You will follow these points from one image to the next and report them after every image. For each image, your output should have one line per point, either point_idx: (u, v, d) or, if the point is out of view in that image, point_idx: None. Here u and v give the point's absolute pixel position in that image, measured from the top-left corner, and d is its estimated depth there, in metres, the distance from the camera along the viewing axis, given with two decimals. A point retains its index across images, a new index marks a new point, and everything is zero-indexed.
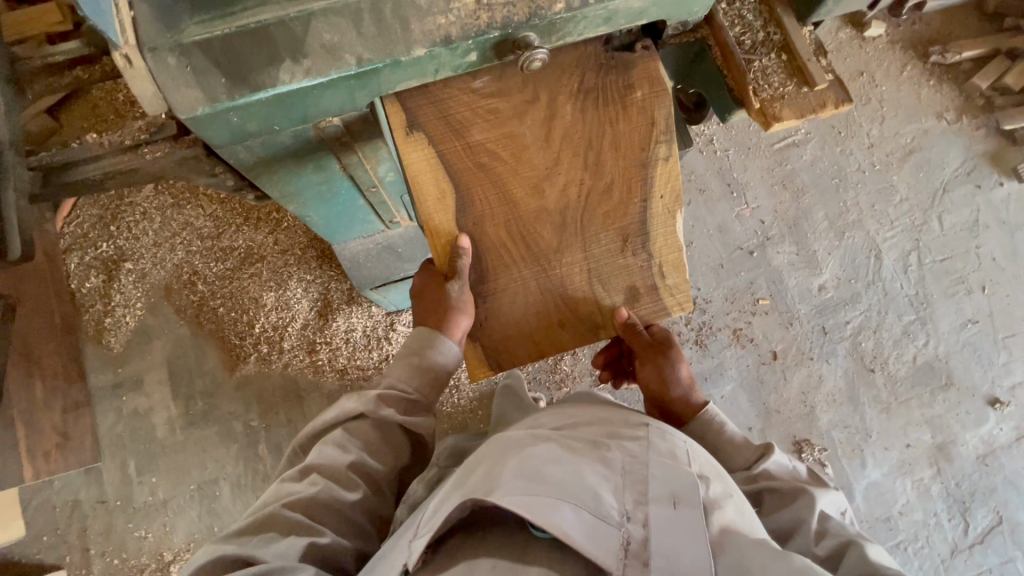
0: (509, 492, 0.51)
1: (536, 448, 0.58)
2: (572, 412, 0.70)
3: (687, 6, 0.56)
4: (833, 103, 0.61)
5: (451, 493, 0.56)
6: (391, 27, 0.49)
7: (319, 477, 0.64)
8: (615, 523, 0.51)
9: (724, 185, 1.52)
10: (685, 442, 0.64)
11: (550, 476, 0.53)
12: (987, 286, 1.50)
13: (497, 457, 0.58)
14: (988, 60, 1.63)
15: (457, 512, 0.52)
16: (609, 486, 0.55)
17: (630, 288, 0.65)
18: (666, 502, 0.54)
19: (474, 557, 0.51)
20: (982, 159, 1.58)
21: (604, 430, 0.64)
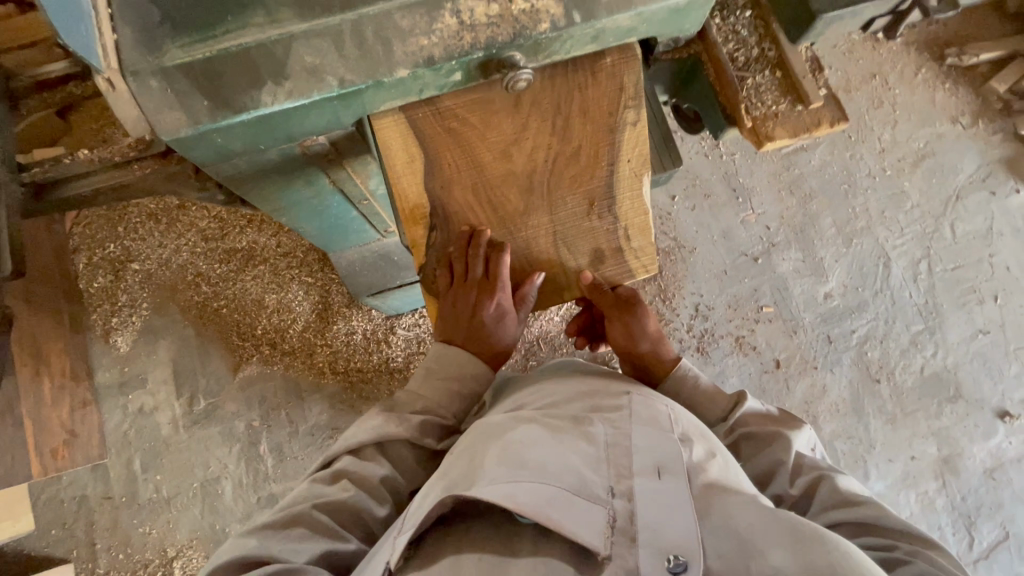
0: (490, 482, 0.51)
1: (520, 429, 0.58)
2: (552, 389, 0.67)
3: (678, 22, 0.54)
4: (828, 122, 0.60)
5: (434, 486, 0.56)
6: (374, 48, 0.48)
7: (351, 483, 0.60)
8: (601, 500, 0.52)
9: (729, 190, 1.50)
10: (667, 408, 0.63)
11: (530, 460, 0.53)
12: (999, 296, 1.46)
13: (479, 444, 0.57)
14: (1006, 63, 1.58)
15: (438, 509, 0.52)
16: (592, 463, 0.55)
17: (595, 251, 0.64)
18: (650, 473, 0.54)
19: (459, 555, 0.51)
20: (998, 164, 1.54)
21: (587, 404, 0.63)
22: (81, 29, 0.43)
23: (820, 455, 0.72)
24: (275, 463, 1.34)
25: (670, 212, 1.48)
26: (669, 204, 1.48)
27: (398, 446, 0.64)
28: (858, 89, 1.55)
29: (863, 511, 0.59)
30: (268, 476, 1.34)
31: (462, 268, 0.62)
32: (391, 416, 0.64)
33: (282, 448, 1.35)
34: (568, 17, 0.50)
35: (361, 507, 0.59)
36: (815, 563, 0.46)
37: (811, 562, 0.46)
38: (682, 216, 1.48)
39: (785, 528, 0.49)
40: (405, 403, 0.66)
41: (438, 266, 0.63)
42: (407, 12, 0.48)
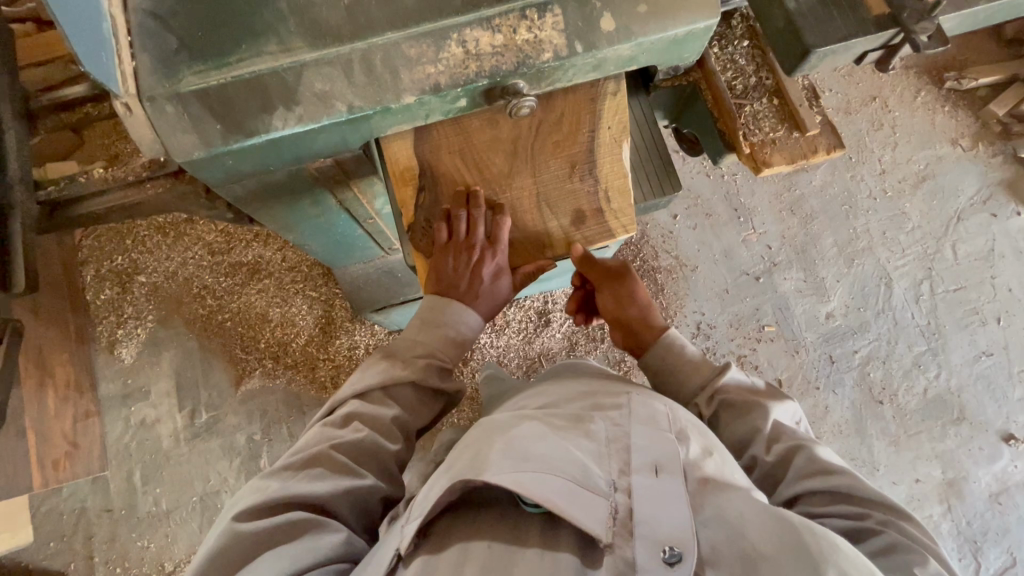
0: (498, 471, 0.51)
1: (522, 425, 0.58)
2: (552, 390, 0.69)
3: (677, 52, 0.56)
4: (824, 149, 0.61)
5: (440, 478, 0.57)
6: (381, 76, 0.50)
7: (363, 425, 0.64)
8: (603, 492, 0.52)
9: (731, 210, 1.51)
10: (666, 406, 0.63)
11: (535, 452, 0.53)
12: (1002, 318, 1.46)
13: (484, 439, 0.58)
14: (1005, 87, 1.60)
15: (449, 494, 0.52)
16: (594, 457, 0.55)
17: (576, 211, 0.63)
18: (648, 470, 0.54)
19: (468, 543, 0.51)
20: (998, 187, 1.55)
21: (588, 402, 0.64)
22: (103, 56, 0.45)
23: (805, 427, 0.74)
24: None
25: (672, 230, 1.49)
26: (671, 223, 1.49)
27: (403, 386, 0.68)
28: (858, 111, 1.57)
29: (839, 480, 0.60)
30: None
31: (463, 231, 0.61)
32: (396, 361, 0.68)
33: None
34: (570, 47, 0.52)
35: (370, 444, 0.63)
36: (807, 554, 0.46)
37: (799, 550, 0.46)
38: (684, 234, 1.49)
39: (780, 520, 0.49)
40: (404, 349, 0.69)
41: (435, 223, 0.62)
42: (414, 41, 0.50)
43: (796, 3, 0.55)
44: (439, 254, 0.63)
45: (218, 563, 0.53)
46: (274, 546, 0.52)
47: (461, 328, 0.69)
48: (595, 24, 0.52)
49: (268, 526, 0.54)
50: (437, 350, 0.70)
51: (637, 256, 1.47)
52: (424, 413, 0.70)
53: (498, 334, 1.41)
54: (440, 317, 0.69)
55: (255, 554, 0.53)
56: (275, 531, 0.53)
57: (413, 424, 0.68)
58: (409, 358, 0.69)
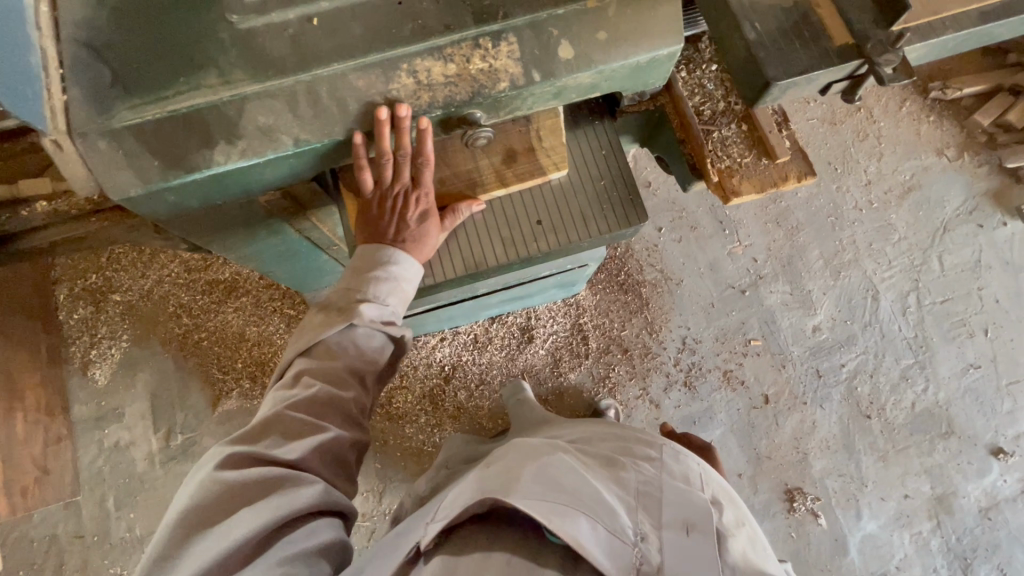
0: (528, 495, 0.51)
1: (554, 456, 0.59)
2: (591, 437, 0.77)
3: (641, 78, 0.54)
4: (795, 178, 0.59)
5: (468, 487, 0.57)
6: (328, 108, 0.48)
7: (314, 380, 0.61)
8: (630, 540, 0.51)
9: (716, 222, 1.50)
10: (701, 466, 0.72)
11: (567, 485, 0.54)
12: (990, 329, 1.45)
13: (517, 460, 0.59)
14: (990, 97, 1.59)
15: (477, 507, 0.52)
16: (622, 500, 0.56)
17: (507, 149, 0.61)
18: (679, 528, 0.54)
19: (488, 553, 0.51)
20: (984, 198, 1.54)
21: (621, 452, 0.70)
22: (29, 92, 0.43)
23: None
24: None
25: (656, 244, 1.48)
26: (656, 235, 1.49)
27: (347, 333, 0.63)
28: (843, 122, 1.58)
29: None
30: None
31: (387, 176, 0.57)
32: (331, 310, 0.64)
33: None
34: (528, 76, 0.50)
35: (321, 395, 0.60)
36: None
37: None
38: (669, 247, 1.48)
39: None
40: (338, 298, 0.64)
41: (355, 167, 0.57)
42: (362, 72, 0.47)
43: (758, 31, 0.53)
44: (369, 198, 0.61)
45: (192, 522, 0.52)
46: (251, 503, 0.53)
47: (396, 274, 0.64)
48: (552, 51, 0.49)
49: (239, 483, 0.53)
50: (373, 293, 0.64)
51: (622, 270, 1.46)
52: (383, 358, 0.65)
53: (481, 351, 1.38)
54: (372, 261, 0.64)
55: (230, 509, 0.53)
56: (250, 489, 0.53)
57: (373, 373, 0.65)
58: (345, 305, 0.64)
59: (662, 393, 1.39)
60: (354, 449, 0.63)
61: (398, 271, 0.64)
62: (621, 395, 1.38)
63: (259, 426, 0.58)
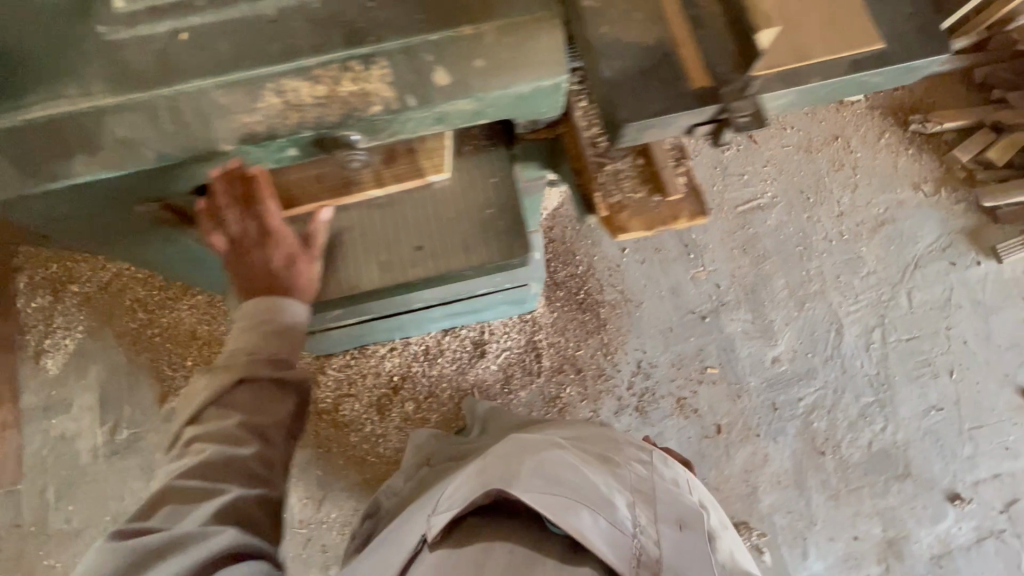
0: (528, 489, 0.63)
1: (552, 456, 0.72)
2: (581, 435, 0.93)
3: (530, 108, 0.53)
4: (685, 216, 0.57)
5: (475, 483, 0.69)
6: (191, 124, 0.47)
7: (206, 444, 0.62)
8: (630, 532, 0.63)
9: (681, 245, 1.48)
10: (686, 476, 0.93)
11: (566, 481, 0.66)
12: (955, 371, 1.41)
13: (518, 458, 0.71)
14: (971, 132, 1.56)
15: (482, 498, 0.64)
16: (617, 496, 0.69)
17: (387, 150, 0.68)
18: (674, 524, 0.68)
19: (491, 541, 0.64)
20: (960, 235, 1.50)
21: (608, 454, 0.84)
22: None
23: None
24: None
25: (619, 264, 1.46)
26: (619, 256, 1.47)
27: (232, 393, 0.65)
28: (819, 151, 1.56)
29: None
30: None
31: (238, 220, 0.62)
32: (217, 374, 0.66)
33: None
34: (402, 101, 0.49)
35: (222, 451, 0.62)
36: None
37: None
38: (631, 268, 1.46)
39: None
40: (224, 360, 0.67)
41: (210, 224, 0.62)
42: (227, 89, 0.47)
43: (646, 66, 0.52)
44: (231, 260, 0.67)
45: None
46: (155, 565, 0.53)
47: (284, 314, 0.68)
48: (427, 77, 0.48)
49: (144, 546, 0.54)
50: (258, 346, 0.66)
51: (581, 288, 1.44)
52: (281, 405, 0.67)
53: (431, 362, 1.37)
54: (254, 314, 0.67)
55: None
56: (156, 551, 0.54)
57: (276, 426, 0.66)
58: (233, 363, 0.66)
59: (612, 416, 1.37)
60: (265, 509, 0.63)
61: (288, 316, 0.68)
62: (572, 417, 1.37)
63: (159, 496, 0.59)
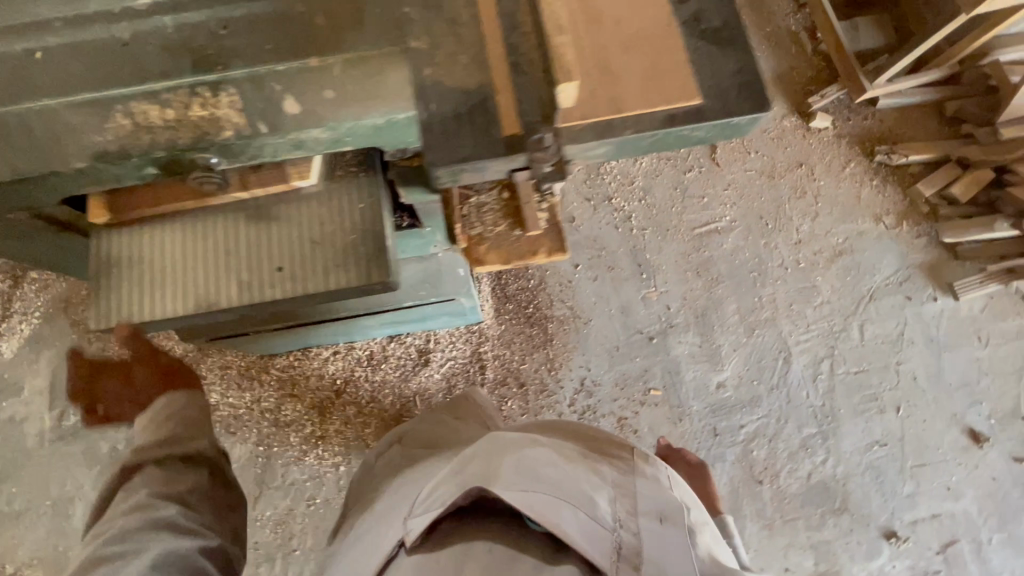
0: (508, 486, 0.60)
1: (531, 448, 0.67)
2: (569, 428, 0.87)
3: (391, 138, 0.53)
4: (543, 251, 0.59)
5: (453, 478, 0.66)
6: (43, 141, 0.49)
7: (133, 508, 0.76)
8: (610, 526, 0.59)
9: (634, 265, 1.48)
10: None
11: (543, 475, 0.62)
12: (902, 407, 1.39)
13: (498, 450, 0.67)
14: (939, 166, 1.54)
15: (463, 496, 0.61)
16: (601, 488, 0.63)
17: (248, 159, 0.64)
18: (655, 515, 0.61)
19: (472, 540, 0.61)
20: (918, 270, 1.48)
21: (597, 444, 0.78)
22: None
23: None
24: None
25: (571, 280, 1.47)
26: (572, 271, 1.47)
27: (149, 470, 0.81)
28: (782, 177, 1.55)
29: None
30: None
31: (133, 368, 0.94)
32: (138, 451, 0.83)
33: None
34: (253, 127, 0.50)
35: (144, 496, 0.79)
36: None
37: None
38: (583, 285, 1.46)
39: None
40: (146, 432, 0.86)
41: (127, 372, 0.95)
42: (79, 109, 0.48)
43: None
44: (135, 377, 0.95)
45: None
46: None
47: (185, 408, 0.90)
48: (277, 105, 0.50)
49: None
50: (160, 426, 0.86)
51: (531, 302, 1.45)
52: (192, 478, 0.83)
53: (375, 368, 1.38)
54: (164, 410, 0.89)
55: None
56: None
57: (195, 496, 0.81)
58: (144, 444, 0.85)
59: None
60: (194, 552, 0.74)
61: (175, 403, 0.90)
62: None
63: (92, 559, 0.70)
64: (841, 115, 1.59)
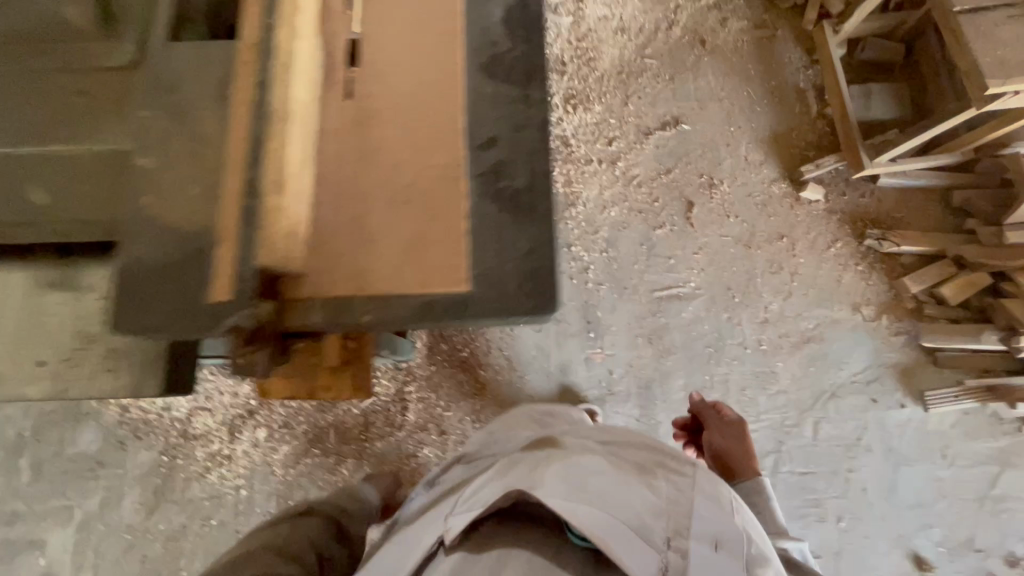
0: (551, 493, 0.59)
1: (581, 457, 0.65)
2: (626, 435, 0.82)
3: None
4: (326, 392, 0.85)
5: (494, 479, 0.66)
6: None
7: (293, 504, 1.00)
8: (657, 547, 0.56)
9: (583, 322, 1.38)
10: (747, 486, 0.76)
11: (591, 486, 0.60)
12: (844, 518, 1.28)
13: (544, 458, 0.65)
14: (933, 261, 1.40)
15: (502, 500, 0.61)
16: (652, 506, 0.59)
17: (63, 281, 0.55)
18: (707, 541, 0.57)
19: (507, 550, 0.60)
20: (890, 371, 1.36)
21: (653, 453, 0.72)
22: None
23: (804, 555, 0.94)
24: (28, 480, 1.29)
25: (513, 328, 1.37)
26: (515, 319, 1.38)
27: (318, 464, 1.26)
28: (759, 248, 1.43)
29: None
30: (16, 491, 1.29)
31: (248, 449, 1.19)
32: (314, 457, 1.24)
33: (41, 466, 1.30)
34: None
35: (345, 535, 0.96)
36: None
37: None
38: (524, 335, 1.37)
39: None
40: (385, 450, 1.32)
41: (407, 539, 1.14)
42: None
43: None
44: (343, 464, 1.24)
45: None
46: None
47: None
48: None
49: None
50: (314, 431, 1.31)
51: (467, 346, 1.36)
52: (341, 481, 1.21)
53: None
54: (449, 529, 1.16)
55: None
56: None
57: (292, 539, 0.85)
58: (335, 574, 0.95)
59: None
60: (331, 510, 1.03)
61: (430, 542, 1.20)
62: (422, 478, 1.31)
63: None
64: (837, 187, 1.45)
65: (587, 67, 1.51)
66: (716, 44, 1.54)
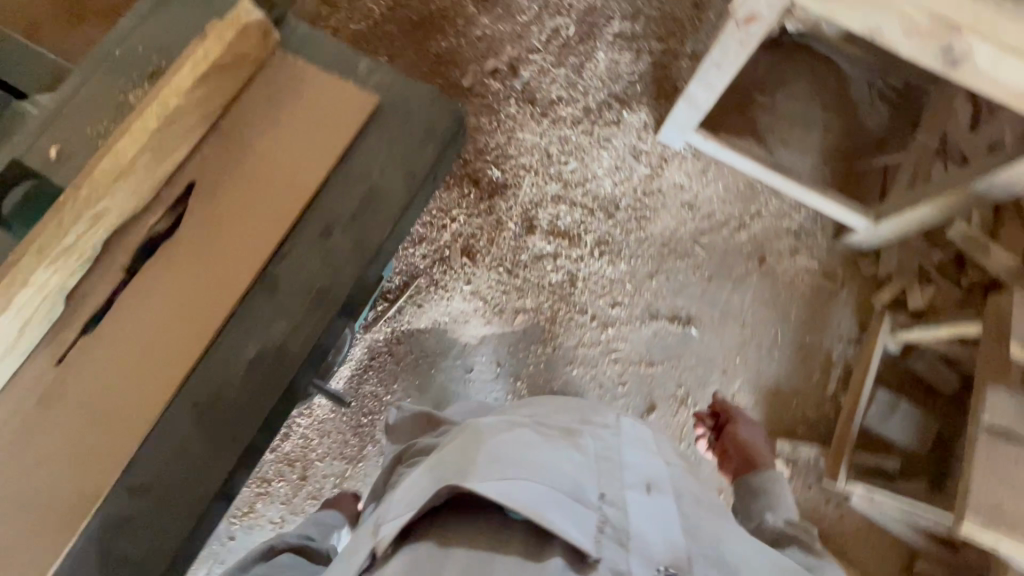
0: (483, 478, 0.56)
1: (507, 433, 0.64)
2: (542, 401, 0.84)
3: None
4: None
5: (426, 476, 0.62)
6: None
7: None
8: (593, 505, 0.59)
9: None
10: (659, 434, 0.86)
11: (523, 459, 0.59)
12: None
13: (469, 441, 0.63)
14: None
15: (436, 499, 0.57)
16: (579, 466, 0.62)
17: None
18: (638, 487, 0.64)
19: (450, 547, 0.56)
20: None
21: (574, 418, 0.75)
22: None
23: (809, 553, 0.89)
24: None
25: None
26: None
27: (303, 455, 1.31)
28: None
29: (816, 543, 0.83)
30: None
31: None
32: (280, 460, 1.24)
33: None
34: None
35: None
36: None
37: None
38: None
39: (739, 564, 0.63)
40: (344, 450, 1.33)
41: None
42: None
43: None
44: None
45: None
46: None
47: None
48: None
49: None
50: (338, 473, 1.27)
51: (371, 414, 1.34)
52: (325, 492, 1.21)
53: None
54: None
55: None
56: None
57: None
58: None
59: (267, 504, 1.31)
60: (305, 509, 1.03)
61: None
62: (261, 505, 1.31)
63: None
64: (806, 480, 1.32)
65: (636, 225, 1.43)
66: (773, 269, 1.42)
